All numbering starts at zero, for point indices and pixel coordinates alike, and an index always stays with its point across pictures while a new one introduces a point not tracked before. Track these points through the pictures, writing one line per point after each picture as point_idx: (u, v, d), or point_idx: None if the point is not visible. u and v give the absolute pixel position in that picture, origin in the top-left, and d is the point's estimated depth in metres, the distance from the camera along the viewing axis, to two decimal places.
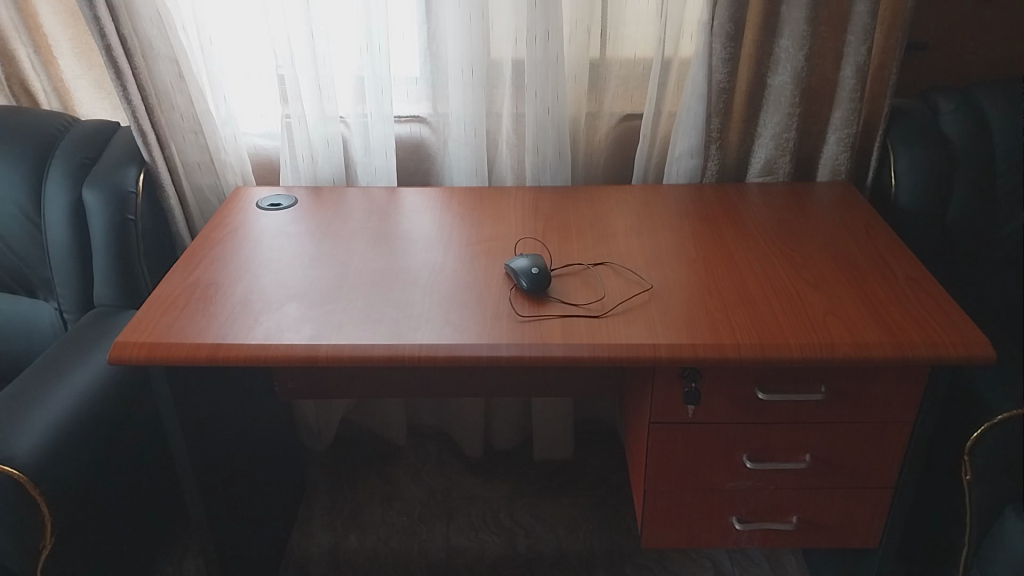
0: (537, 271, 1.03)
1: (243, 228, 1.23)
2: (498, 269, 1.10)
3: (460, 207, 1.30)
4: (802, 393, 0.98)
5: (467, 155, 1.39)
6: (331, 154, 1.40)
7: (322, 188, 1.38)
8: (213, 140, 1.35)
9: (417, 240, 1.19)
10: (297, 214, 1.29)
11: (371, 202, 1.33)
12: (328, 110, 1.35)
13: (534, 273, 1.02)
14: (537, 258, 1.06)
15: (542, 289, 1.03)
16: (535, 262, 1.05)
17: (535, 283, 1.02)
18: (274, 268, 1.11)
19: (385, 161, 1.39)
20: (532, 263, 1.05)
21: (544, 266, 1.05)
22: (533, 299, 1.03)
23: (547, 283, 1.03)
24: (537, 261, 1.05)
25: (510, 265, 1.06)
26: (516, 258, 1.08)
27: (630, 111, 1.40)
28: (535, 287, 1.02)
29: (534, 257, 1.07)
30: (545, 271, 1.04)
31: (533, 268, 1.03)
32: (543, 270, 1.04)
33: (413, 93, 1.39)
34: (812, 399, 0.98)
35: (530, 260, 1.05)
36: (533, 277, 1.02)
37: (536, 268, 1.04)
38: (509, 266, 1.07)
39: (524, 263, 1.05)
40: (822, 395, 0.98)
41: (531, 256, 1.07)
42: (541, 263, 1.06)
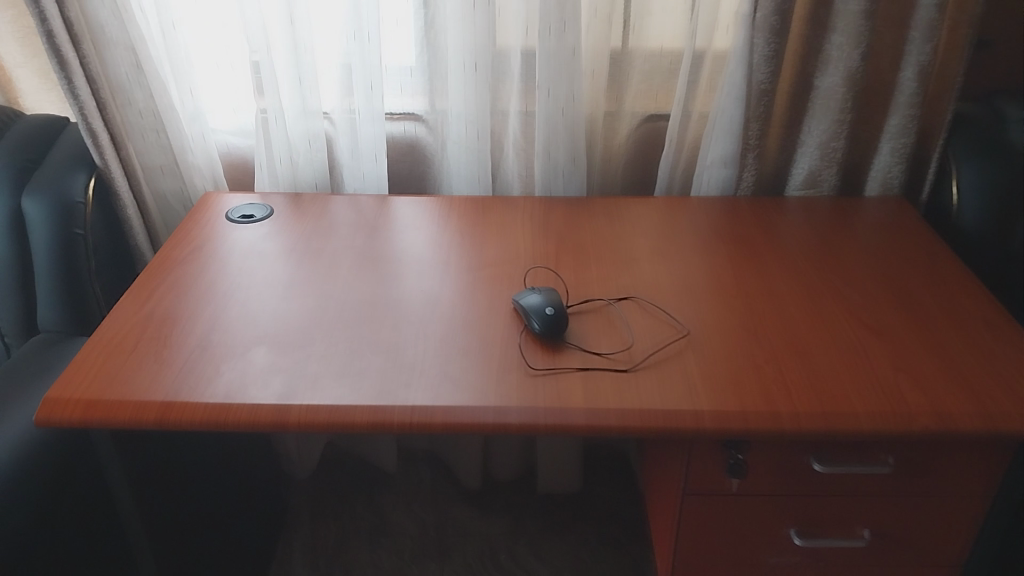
0: (552, 312, 0.88)
1: (209, 245, 1.06)
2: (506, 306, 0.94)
3: (460, 222, 1.13)
4: (864, 467, 0.83)
5: (470, 159, 1.22)
6: (313, 155, 1.23)
7: (302, 196, 1.21)
8: (179, 141, 1.18)
9: (412, 263, 1.03)
10: (273, 226, 1.12)
11: (359, 214, 1.16)
12: (309, 105, 1.18)
13: (548, 315, 0.87)
14: (552, 293, 0.91)
15: (557, 334, 0.87)
16: (549, 299, 0.90)
17: (550, 326, 0.86)
18: (242, 299, 0.94)
19: (375, 167, 1.22)
20: (546, 300, 0.89)
21: (561, 304, 0.89)
22: (547, 345, 0.87)
23: (563, 325, 0.87)
24: (552, 299, 0.90)
25: (519, 302, 0.91)
26: (527, 291, 0.92)
27: (654, 111, 1.22)
28: (550, 331, 0.87)
29: (548, 291, 0.92)
30: (562, 311, 0.88)
31: (548, 309, 0.88)
32: (559, 310, 0.88)
33: (407, 86, 1.21)
34: (873, 472, 0.84)
35: (544, 296, 0.90)
36: (547, 319, 0.87)
37: (551, 308, 0.88)
38: (519, 303, 0.91)
39: (536, 301, 0.89)
40: (885, 468, 0.83)
41: (545, 290, 0.92)
42: (557, 300, 0.90)
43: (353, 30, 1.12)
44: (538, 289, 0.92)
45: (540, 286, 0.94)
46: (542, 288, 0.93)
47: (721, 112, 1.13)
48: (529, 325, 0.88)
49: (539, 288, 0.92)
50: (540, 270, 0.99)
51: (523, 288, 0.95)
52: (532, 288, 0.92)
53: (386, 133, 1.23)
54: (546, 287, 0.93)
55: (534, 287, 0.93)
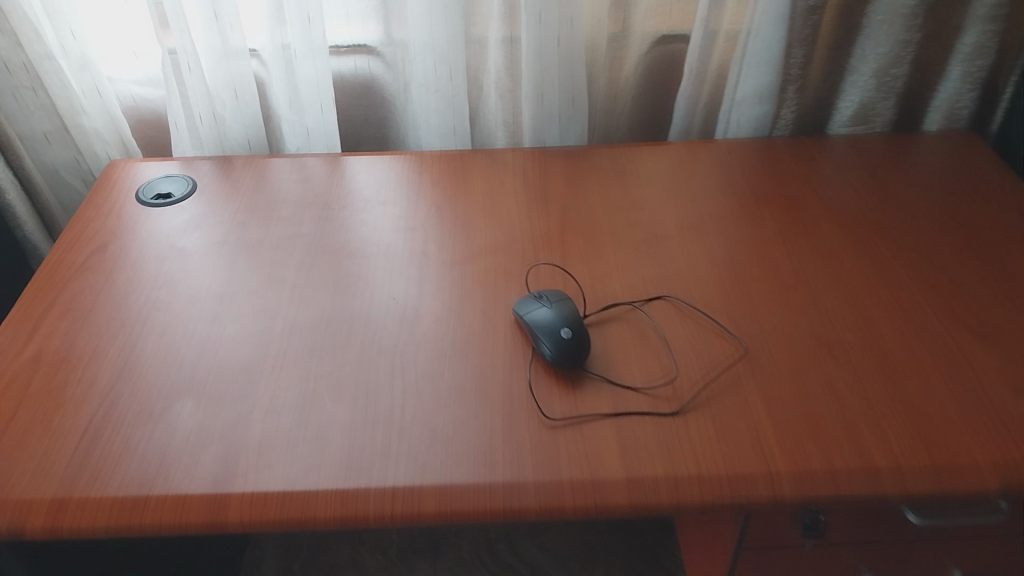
0: (569, 332, 0.67)
1: (115, 242, 0.83)
2: (506, 319, 0.73)
3: (435, 191, 0.91)
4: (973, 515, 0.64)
5: (439, 105, 0.97)
6: (243, 105, 0.97)
7: (233, 161, 0.97)
8: (65, 100, 0.92)
9: (378, 257, 0.80)
10: (198, 206, 0.89)
11: (306, 185, 0.92)
12: (230, 43, 0.92)
13: (564, 337, 0.67)
14: (566, 304, 0.71)
15: (577, 363, 0.67)
16: (563, 314, 0.69)
17: (566, 352, 0.66)
18: (161, 328, 0.73)
19: (321, 119, 0.97)
20: (559, 315, 0.69)
21: (577, 319, 0.69)
22: (563, 377, 0.67)
23: (584, 348, 0.67)
24: (567, 313, 0.69)
25: (524, 316, 0.70)
26: (533, 299, 0.71)
27: (667, 31, 0.97)
28: (566, 360, 0.66)
29: (560, 299, 0.71)
30: (581, 329, 0.68)
31: (563, 328, 0.68)
32: (577, 329, 0.68)
33: (355, 11, 0.94)
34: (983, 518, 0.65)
35: (556, 310, 0.70)
36: (562, 344, 0.67)
37: (567, 327, 0.68)
38: (523, 320, 0.70)
39: (546, 317, 0.69)
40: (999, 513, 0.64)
41: (556, 298, 0.71)
42: (573, 314, 0.70)
43: None
44: (546, 296, 0.72)
45: (548, 289, 0.74)
46: (552, 294, 0.72)
47: (756, 35, 0.90)
48: (537, 349, 0.68)
49: (548, 296, 0.72)
50: (542, 264, 0.78)
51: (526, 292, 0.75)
52: (540, 295, 0.72)
53: (332, 74, 0.97)
54: (556, 291, 0.73)
55: (541, 293, 0.72)
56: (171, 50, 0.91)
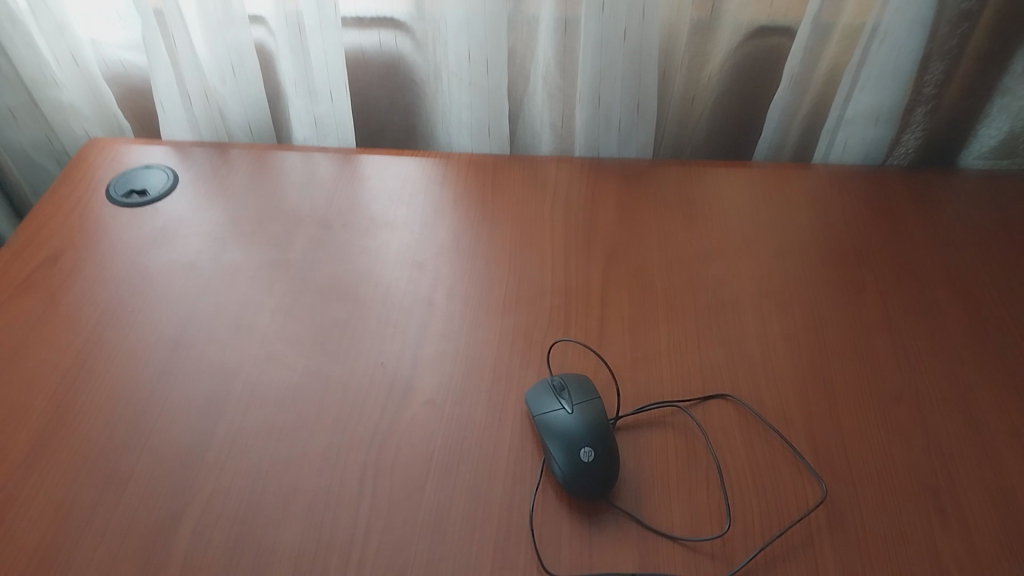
0: (590, 453, 0.51)
1: (70, 252, 0.70)
2: (518, 413, 0.57)
3: (457, 211, 0.74)
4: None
5: (472, 103, 0.80)
6: (245, 84, 0.82)
7: (229, 149, 0.82)
8: (35, 72, 0.79)
9: (375, 305, 0.65)
10: (177, 207, 0.74)
11: (306, 192, 0.76)
12: (228, 9, 0.76)
13: (583, 459, 0.51)
14: (592, 403, 0.54)
15: (599, 496, 0.51)
16: (586, 421, 0.53)
17: (583, 482, 0.51)
18: (98, 379, 0.60)
19: (333, 110, 0.81)
20: (580, 424, 0.53)
21: (603, 430, 0.53)
22: (579, 509, 0.51)
23: (611, 475, 0.51)
24: (591, 421, 0.53)
25: (536, 418, 0.55)
26: (550, 393, 0.55)
27: (766, 23, 0.77)
28: (582, 490, 0.51)
29: (585, 396, 0.55)
30: (607, 447, 0.52)
31: (582, 448, 0.52)
32: (601, 449, 0.52)
33: None
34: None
35: (577, 414, 0.53)
36: (578, 470, 0.51)
37: (587, 445, 0.52)
38: (536, 420, 0.55)
39: (562, 425, 0.53)
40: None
41: (580, 395, 0.55)
42: (600, 420, 0.53)
43: None
44: (568, 389, 0.55)
45: (573, 375, 0.57)
46: (577, 385, 0.56)
47: (879, 40, 0.70)
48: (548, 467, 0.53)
49: (570, 389, 0.55)
50: (569, 340, 0.61)
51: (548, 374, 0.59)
52: (560, 387, 0.56)
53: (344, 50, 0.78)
54: (584, 380, 0.56)
55: (563, 383, 0.56)
56: (157, 9, 0.73)
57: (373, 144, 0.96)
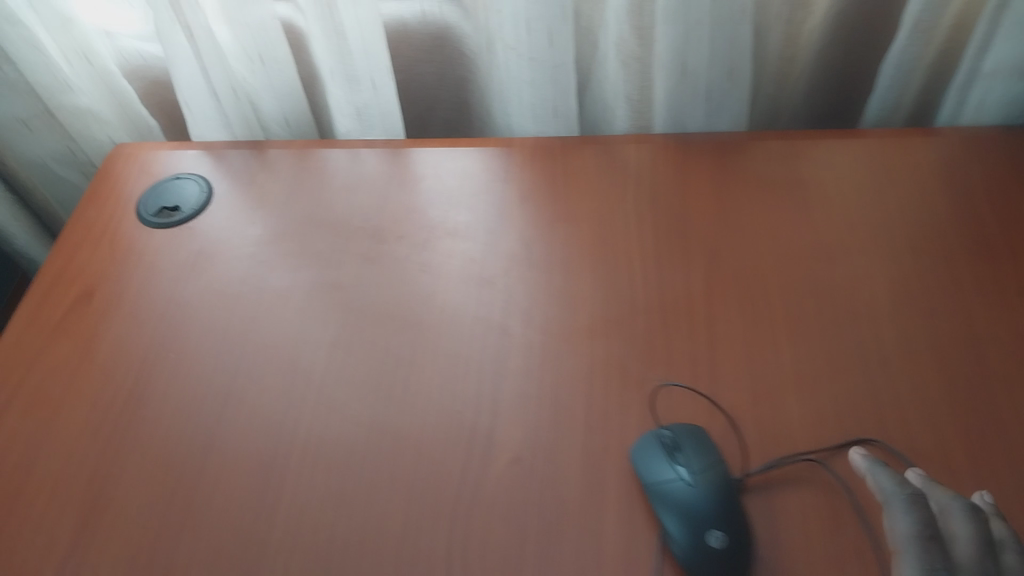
0: (720, 536, 0.45)
1: (101, 287, 0.62)
2: (620, 474, 0.50)
3: (527, 212, 0.65)
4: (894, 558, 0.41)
5: (535, 78, 0.69)
6: (276, 72, 0.72)
7: (266, 147, 0.73)
8: (46, 79, 0.70)
9: (445, 336, 0.58)
10: (217, 223, 0.66)
11: (355, 199, 0.67)
12: None
13: (712, 544, 0.45)
14: (715, 472, 0.48)
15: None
16: (712, 497, 0.47)
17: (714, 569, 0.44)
18: (144, 445, 0.53)
19: (378, 95, 0.72)
20: (705, 499, 0.46)
21: (730, 505, 0.46)
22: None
23: (746, 559, 0.45)
24: (717, 496, 0.47)
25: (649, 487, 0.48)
26: (664, 455, 0.49)
27: None
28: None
29: (706, 463, 0.48)
30: (739, 526, 0.46)
31: (711, 530, 0.45)
32: (732, 530, 0.45)
33: None
34: (896, 512, 0.42)
35: (700, 486, 0.47)
36: (707, 557, 0.44)
37: (716, 527, 0.45)
38: (650, 490, 0.48)
39: (684, 501, 0.47)
40: (895, 482, 0.44)
41: (699, 461, 0.48)
42: (727, 494, 0.47)
43: None
44: (685, 453, 0.49)
45: (684, 425, 0.51)
46: (695, 448, 0.49)
47: None
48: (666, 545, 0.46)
49: (687, 454, 0.49)
50: (675, 385, 0.53)
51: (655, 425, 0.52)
52: (675, 450, 0.49)
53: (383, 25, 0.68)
54: (701, 440, 0.50)
55: (677, 445, 0.49)
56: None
57: (419, 122, 0.87)
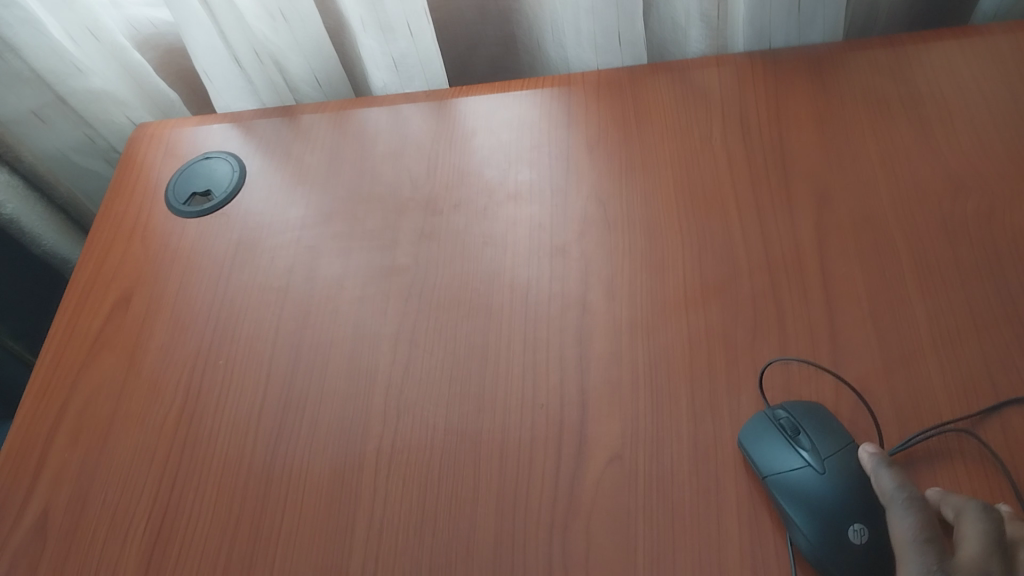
0: (862, 533, 0.39)
1: (139, 291, 0.57)
2: (739, 478, 0.43)
3: (597, 162, 0.57)
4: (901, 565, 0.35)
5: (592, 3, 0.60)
6: (300, 26, 0.65)
7: (297, 112, 0.65)
8: (52, 63, 0.64)
9: (518, 317, 0.51)
10: (253, 207, 0.60)
11: (402, 164, 0.60)
12: None
13: (852, 541, 0.38)
14: (847, 454, 0.41)
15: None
16: (846, 485, 0.40)
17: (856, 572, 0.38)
18: (203, 469, 0.48)
19: (415, 43, 0.63)
20: (840, 489, 0.40)
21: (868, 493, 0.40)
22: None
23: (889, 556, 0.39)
24: (852, 483, 0.40)
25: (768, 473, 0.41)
26: (786, 437, 0.42)
27: None
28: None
29: (836, 444, 0.41)
30: (880, 519, 0.39)
31: (851, 525, 0.39)
32: (874, 524, 0.39)
33: None
34: (899, 518, 0.37)
35: (832, 474, 0.40)
36: (848, 558, 0.38)
37: (857, 521, 0.39)
38: (772, 476, 0.41)
39: (815, 491, 0.40)
40: (905, 485, 0.38)
41: (827, 442, 0.42)
42: (863, 479, 0.40)
43: None
44: (808, 434, 0.42)
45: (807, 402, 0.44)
46: (820, 425, 0.42)
47: None
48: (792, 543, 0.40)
49: (812, 435, 0.42)
50: (781, 358, 0.46)
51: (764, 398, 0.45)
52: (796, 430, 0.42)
53: None
54: (825, 416, 0.43)
55: (798, 423, 0.42)
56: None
57: (461, 64, 0.78)
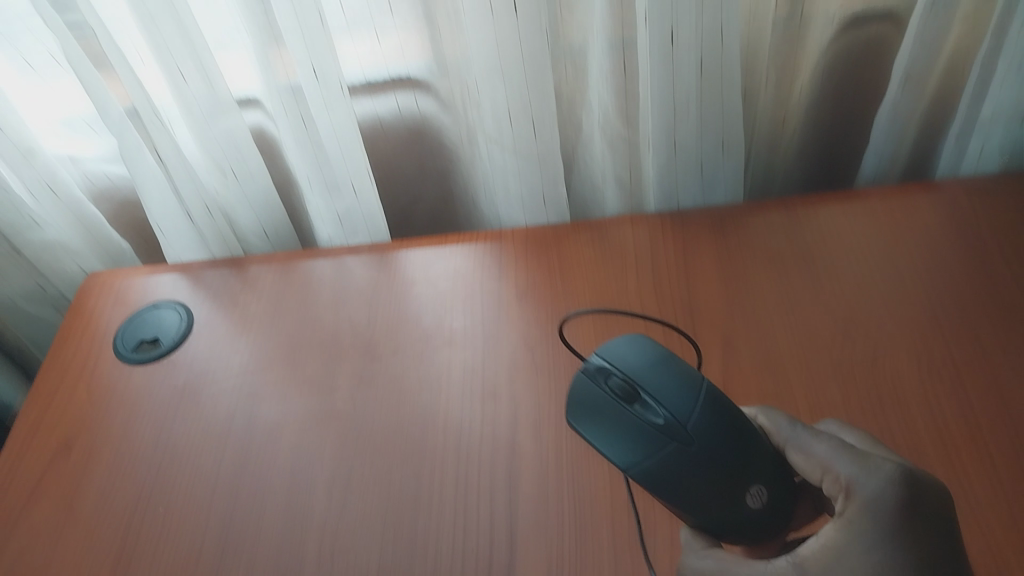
0: (758, 495, 0.43)
1: (80, 435, 0.58)
2: None
3: (527, 309, 0.62)
4: (846, 472, 0.40)
5: (521, 166, 0.68)
6: (248, 183, 0.70)
7: (246, 264, 0.70)
8: (9, 215, 0.69)
9: (451, 457, 0.54)
10: (199, 355, 0.63)
11: (344, 312, 0.64)
12: (217, 102, 0.64)
13: (753, 506, 0.43)
14: (701, 409, 0.44)
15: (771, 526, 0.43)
16: (716, 441, 0.43)
17: (759, 525, 0.43)
18: None
19: (357, 201, 0.69)
20: (713, 451, 0.42)
21: (736, 443, 0.43)
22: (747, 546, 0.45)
23: (784, 499, 0.44)
24: (721, 437, 0.43)
25: (624, 459, 0.43)
26: (631, 412, 0.44)
27: (861, 11, 0.65)
28: (755, 532, 0.44)
29: (685, 403, 0.44)
30: (768, 468, 0.43)
31: (748, 492, 0.42)
32: (767, 479, 0.43)
33: (386, 34, 0.65)
34: (810, 438, 0.43)
35: (697, 437, 0.43)
36: (748, 519, 0.43)
37: (753, 485, 0.43)
38: (632, 454, 0.43)
39: (686, 462, 0.42)
40: (789, 417, 0.45)
41: (676, 403, 0.44)
42: (728, 429, 0.43)
43: None
44: (650, 396, 0.45)
45: (641, 352, 0.47)
46: (663, 388, 0.45)
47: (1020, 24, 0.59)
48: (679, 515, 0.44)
49: (658, 401, 0.44)
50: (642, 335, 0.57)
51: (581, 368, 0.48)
52: (631, 395, 0.45)
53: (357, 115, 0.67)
54: (665, 376, 0.45)
55: (637, 389, 0.45)
56: (130, 107, 0.62)
57: (404, 219, 0.85)
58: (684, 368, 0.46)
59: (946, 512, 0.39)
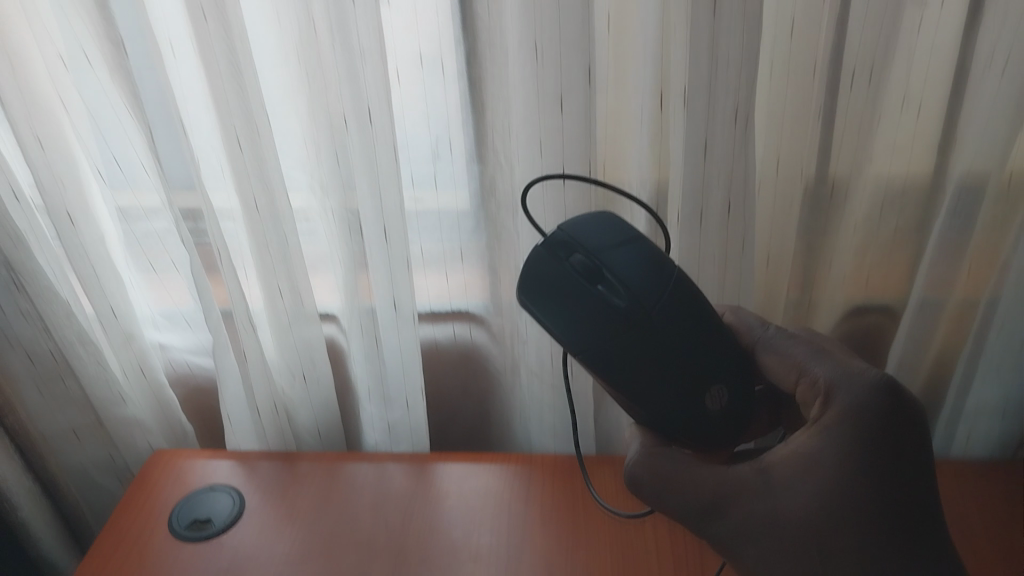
0: (715, 395, 0.54)
1: None
2: None
3: (550, 533, 0.68)
4: (827, 376, 0.53)
5: (557, 400, 0.76)
6: (314, 386, 0.79)
7: (298, 459, 0.77)
8: (102, 390, 0.78)
9: None
10: (245, 540, 0.68)
11: (382, 515, 0.70)
12: (301, 317, 0.74)
13: (711, 404, 0.54)
14: (661, 298, 0.53)
15: (730, 427, 0.55)
16: (673, 323, 0.53)
17: (710, 424, 0.54)
18: None
19: (406, 415, 0.78)
20: (674, 328, 0.53)
21: (689, 334, 0.53)
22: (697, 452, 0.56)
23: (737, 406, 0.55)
24: (677, 322, 0.53)
25: (583, 345, 0.52)
26: (592, 291, 0.52)
27: (862, 303, 0.75)
28: (710, 432, 0.55)
29: (642, 274, 0.53)
30: (724, 370, 0.55)
31: (709, 391, 0.54)
32: (724, 384, 0.54)
33: (453, 277, 0.76)
34: (782, 343, 0.57)
35: (656, 324, 0.52)
36: (707, 415, 0.54)
37: (712, 387, 0.54)
38: (591, 343, 0.52)
39: (647, 351, 0.52)
40: (758, 322, 0.59)
41: (636, 286, 0.52)
42: (684, 317, 0.53)
43: (373, 225, 0.67)
44: (613, 274, 0.52)
45: (605, 225, 0.55)
46: (625, 259, 0.53)
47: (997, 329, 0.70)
48: (635, 408, 0.54)
49: (616, 280, 0.52)
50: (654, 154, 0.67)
51: (542, 244, 0.53)
52: (593, 274, 0.52)
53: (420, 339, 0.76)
54: (622, 248, 0.54)
55: (597, 260, 0.53)
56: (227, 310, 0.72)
57: (441, 433, 0.92)
58: (633, 236, 0.55)
59: (922, 429, 0.51)
